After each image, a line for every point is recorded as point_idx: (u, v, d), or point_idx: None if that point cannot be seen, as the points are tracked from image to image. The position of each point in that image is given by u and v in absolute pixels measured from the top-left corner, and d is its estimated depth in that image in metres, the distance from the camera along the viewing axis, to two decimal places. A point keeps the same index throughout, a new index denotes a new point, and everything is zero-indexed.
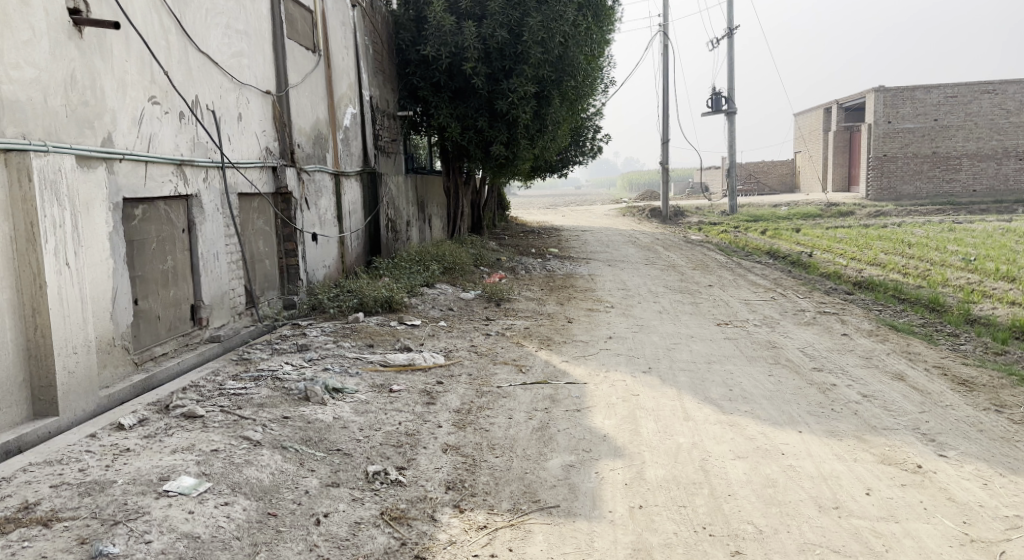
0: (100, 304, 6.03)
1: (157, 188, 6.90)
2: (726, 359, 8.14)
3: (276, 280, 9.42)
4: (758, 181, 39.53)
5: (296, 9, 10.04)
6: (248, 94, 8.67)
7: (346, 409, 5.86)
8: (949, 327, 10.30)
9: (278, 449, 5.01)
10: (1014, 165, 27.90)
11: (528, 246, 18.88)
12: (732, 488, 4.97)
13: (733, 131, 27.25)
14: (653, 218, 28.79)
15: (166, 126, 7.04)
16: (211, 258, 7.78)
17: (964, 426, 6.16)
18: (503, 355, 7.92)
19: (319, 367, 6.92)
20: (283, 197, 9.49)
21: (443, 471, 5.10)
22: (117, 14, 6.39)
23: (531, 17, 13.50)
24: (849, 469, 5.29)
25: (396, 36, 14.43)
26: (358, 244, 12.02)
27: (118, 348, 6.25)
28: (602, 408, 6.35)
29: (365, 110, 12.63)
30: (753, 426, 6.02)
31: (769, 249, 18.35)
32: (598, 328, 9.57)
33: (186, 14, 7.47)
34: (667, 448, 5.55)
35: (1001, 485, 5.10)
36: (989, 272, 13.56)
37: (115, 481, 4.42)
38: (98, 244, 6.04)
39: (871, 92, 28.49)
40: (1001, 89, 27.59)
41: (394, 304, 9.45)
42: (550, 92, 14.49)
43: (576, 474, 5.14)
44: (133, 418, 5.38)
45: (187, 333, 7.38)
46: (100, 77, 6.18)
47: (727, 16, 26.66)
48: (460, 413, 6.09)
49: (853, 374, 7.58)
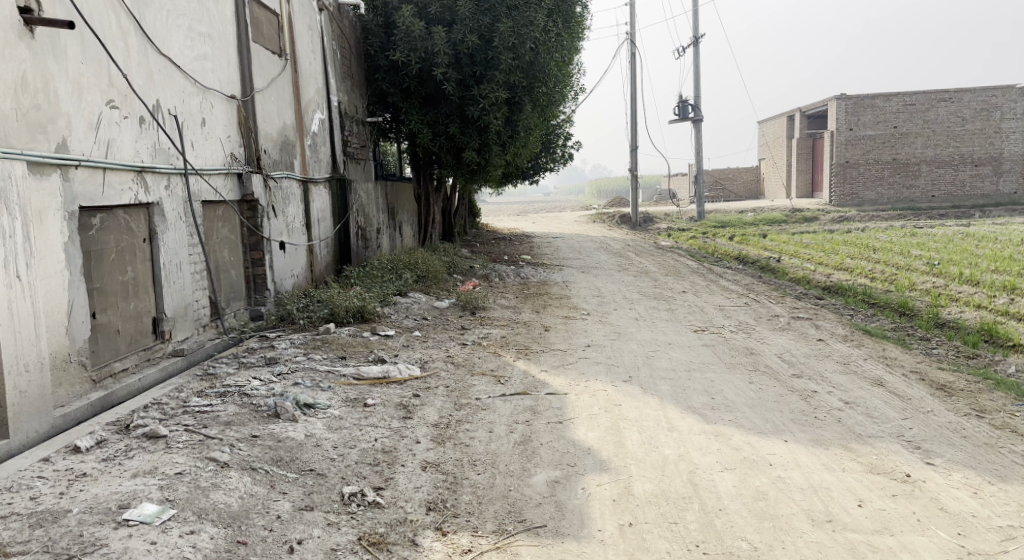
0: (55, 318, 5.71)
1: (116, 196, 6.59)
2: (705, 366, 8.01)
3: (241, 290, 9.09)
4: (724, 187, 39.87)
5: (261, 12, 9.76)
6: (213, 99, 8.37)
7: (318, 425, 5.60)
8: (920, 331, 10.29)
9: (247, 470, 4.73)
10: (971, 172, 28.41)
11: (499, 254, 18.70)
12: (723, 503, 4.80)
13: (700, 138, 27.38)
14: (623, 224, 28.79)
15: (125, 131, 6.73)
16: (174, 269, 7.46)
17: (947, 432, 6.07)
18: (480, 366, 7.70)
19: (289, 381, 6.62)
20: (249, 204, 9.19)
21: (423, 490, 4.86)
22: (72, 14, 6.09)
23: (501, 23, 13.37)
24: (839, 479, 5.14)
25: (364, 42, 14.16)
26: (327, 252, 11.74)
27: (74, 365, 5.93)
28: (584, 419, 6.15)
29: (333, 116, 12.36)
30: (739, 436, 5.86)
31: (738, 255, 18.40)
32: (575, 336, 9.38)
33: (146, 15, 7.18)
34: (653, 461, 5.36)
35: (991, 494, 4.99)
36: (953, 276, 13.66)
37: (69, 510, 4.12)
38: (53, 255, 5.74)
39: (833, 100, 28.81)
40: (956, 97, 28.03)
41: (366, 314, 9.25)
42: (522, 98, 14.34)
43: (562, 490, 4.94)
44: (90, 439, 5.05)
45: (149, 347, 7.06)
46: (53, 79, 5.88)
47: (692, 24, 26.76)
48: (439, 428, 5.85)
49: (833, 380, 7.48)
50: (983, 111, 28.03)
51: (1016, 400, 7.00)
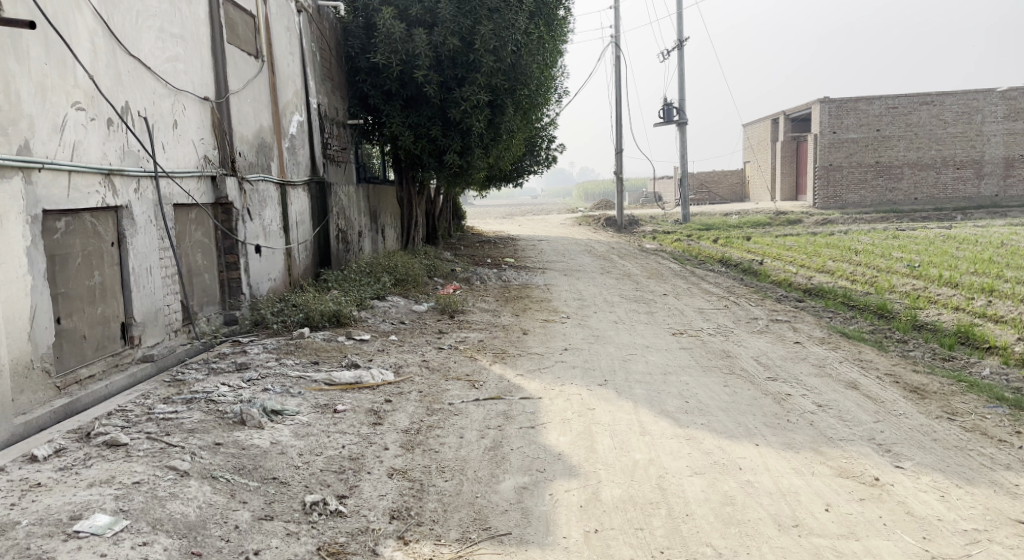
0: (15, 323, 5.62)
1: (82, 199, 6.49)
2: (682, 369, 7.98)
3: (215, 294, 8.98)
4: (709, 190, 40.02)
5: (237, 13, 9.67)
6: (185, 101, 8.28)
7: (285, 432, 5.52)
8: (898, 334, 10.32)
9: (208, 479, 4.66)
10: (952, 174, 28.58)
11: (484, 257, 18.63)
12: (690, 508, 4.77)
13: (684, 141, 27.45)
14: (608, 227, 28.80)
15: (92, 133, 6.64)
16: (143, 273, 7.36)
17: (919, 435, 6.05)
18: (455, 370, 7.62)
19: (259, 387, 6.54)
20: (223, 207, 9.09)
21: (387, 498, 4.79)
22: (35, 14, 6.01)
23: (482, 26, 13.32)
24: (807, 483, 5.12)
25: (345, 44, 14.07)
26: (306, 255, 11.65)
27: (37, 372, 5.83)
28: (557, 424, 6.10)
29: (313, 118, 12.27)
30: (710, 439, 5.84)
31: (721, 257, 18.43)
32: (553, 340, 9.33)
33: (115, 16, 7.08)
34: (623, 466, 5.32)
35: (958, 497, 4.98)
36: (932, 278, 13.73)
37: (19, 522, 4.05)
38: (13, 259, 5.66)
39: (816, 103, 28.95)
40: (938, 101, 28.22)
41: (341, 318, 9.16)
42: (504, 101, 14.29)
43: (529, 497, 4.89)
44: (49, 447, 4.95)
45: (117, 353, 6.95)
46: (15, 80, 5.80)
47: (676, 28, 26.80)
48: (409, 434, 5.79)
49: (809, 383, 7.47)
50: (964, 114, 28.24)
51: (990, 402, 7.01)
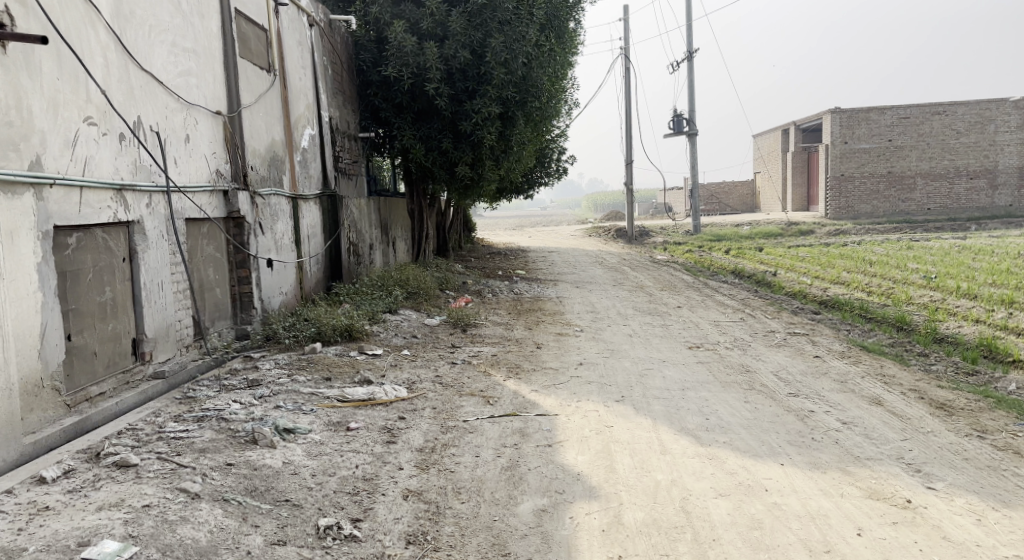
0: (25, 342, 5.53)
1: (93, 215, 6.43)
2: (700, 385, 7.81)
3: (227, 309, 8.90)
4: (719, 201, 39.86)
5: (248, 27, 9.63)
6: (198, 115, 8.22)
7: (298, 451, 5.41)
8: (919, 347, 10.13)
9: (219, 502, 4.55)
10: (966, 185, 28.32)
11: (495, 269, 18.53)
12: (717, 533, 4.62)
13: (695, 152, 27.32)
14: (619, 238, 28.65)
15: (104, 149, 6.57)
16: (155, 288, 7.28)
17: (949, 454, 5.88)
18: (469, 386, 7.48)
19: (271, 405, 6.43)
20: (235, 222, 9.01)
21: (403, 521, 4.67)
22: (48, 28, 5.97)
23: (493, 39, 13.26)
24: (836, 506, 4.96)
25: (356, 58, 13.97)
26: (317, 268, 11.58)
27: (48, 390, 5.75)
28: (574, 442, 5.97)
29: (324, 132, 12.21)
30: (733, 459, 5.69)
31: (733, 269, 18.25)
32: (567, 354, 9.18)
33: (127, 30, 7.04)
34: (644, 487, 5.18)
35: (995, 521, 4.82)
36: (950, 290, 13.51)
37: (25, 548, 3.95)
38: (24, 276, 5.59)
39: (828, 113, 28.76)
40: (951, 110, 27.99)
41: (354, 333, 9.04)
42: (515, 113, 14.24)
43: (549, 520, 4.76)
44: (58, 469, 4.85)
45: (128, 370, 6.87)
46: (27, 95, 5.75)
47: (686, 39, 26.70)
48: (423, 453, 5.66)
49: (830, 399, 7.31)
50: (977, 124, 28.00)
51: (1018, 419, 6.83)
